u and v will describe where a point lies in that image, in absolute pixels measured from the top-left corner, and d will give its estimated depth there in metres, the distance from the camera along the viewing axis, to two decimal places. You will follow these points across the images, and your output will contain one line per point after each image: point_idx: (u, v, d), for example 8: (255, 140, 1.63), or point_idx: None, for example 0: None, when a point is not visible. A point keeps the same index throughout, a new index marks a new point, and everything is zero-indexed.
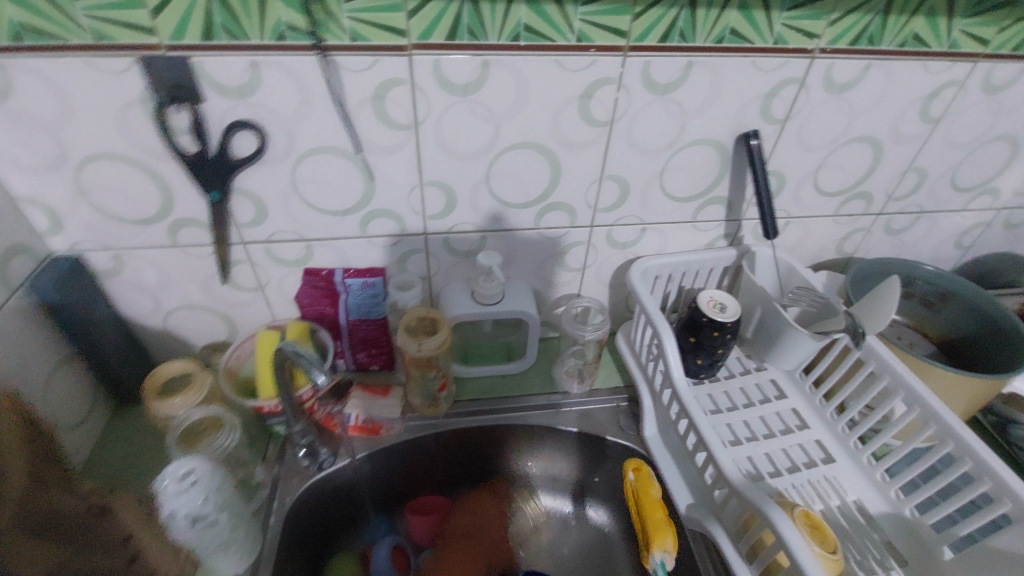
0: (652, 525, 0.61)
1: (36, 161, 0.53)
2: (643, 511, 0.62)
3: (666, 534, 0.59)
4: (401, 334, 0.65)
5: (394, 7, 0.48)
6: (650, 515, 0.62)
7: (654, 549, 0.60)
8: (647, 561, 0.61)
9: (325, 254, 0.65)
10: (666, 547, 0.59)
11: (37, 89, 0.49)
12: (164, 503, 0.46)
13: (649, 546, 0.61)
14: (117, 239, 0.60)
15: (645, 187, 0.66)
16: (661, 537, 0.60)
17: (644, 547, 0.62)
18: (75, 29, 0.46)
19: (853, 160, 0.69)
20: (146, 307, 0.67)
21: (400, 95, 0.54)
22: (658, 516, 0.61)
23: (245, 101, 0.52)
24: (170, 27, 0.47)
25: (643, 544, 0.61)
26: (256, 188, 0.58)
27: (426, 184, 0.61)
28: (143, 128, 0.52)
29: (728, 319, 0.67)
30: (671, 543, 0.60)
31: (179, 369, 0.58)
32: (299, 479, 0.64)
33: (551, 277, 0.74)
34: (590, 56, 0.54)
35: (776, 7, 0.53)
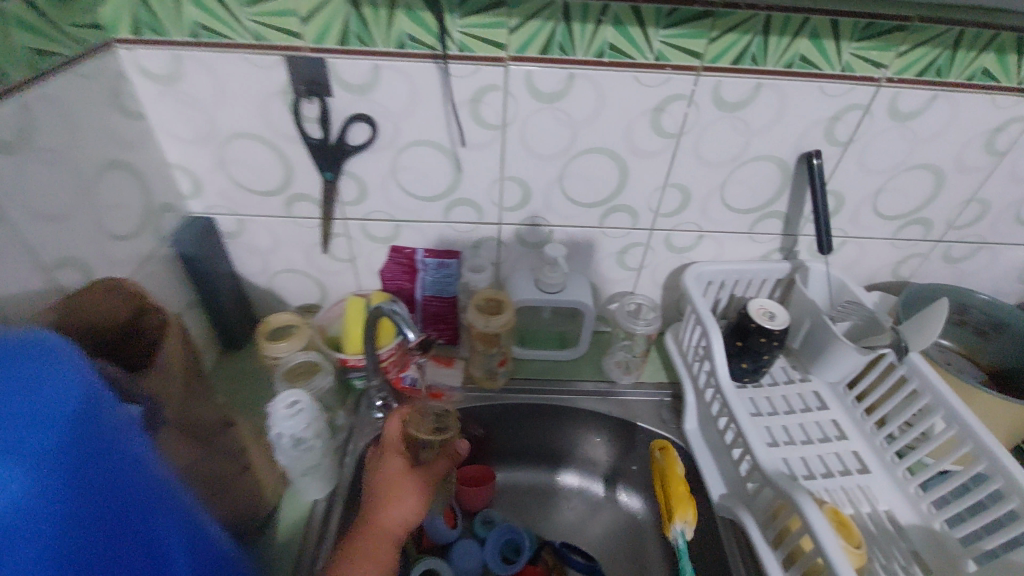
0: (674, 499, 0.65)
1: (192, 136, 0.64)
2: (666, 483, 0.67)
3: (687, 505, 0.64)
4: (471, 310, 0.72)
5: (499, 24, 0.56)
6: (674, 488, 0.66)
7: (676, 518, 0.65)
8: (668, 530, 0.66)
9: (410, 234, 0.74)
10: (686, 518, 0.64)
11: (204, 77, 0.59)
12: (274, 421, 0.57)
13: (670, 517, 0.66)
14: (243, 206, 0.71)
15: (706, 196, 0.71)
16: (682, 508, 0.64)
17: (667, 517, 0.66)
18: (241, 30, 0.56)
19: (914, 186, 0.71)
20: (256, 268, 0.78)
21: (494, 99, 0.61)
22: (681, 490, 0.66)
23: (365, 97, 0.61)
24: (315, 32, 0.56)
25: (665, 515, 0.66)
26: (362, 172, 0.67)
27: (506, 179, 0.69)
28: (279, 114, 0.62)
29: (777, 327, 0.70)
30: (692, 515, 0.65)
31: (284, 320, 0.68)
32: (371, 429, 0.73)
33: (608, 273, 0.80)
34: (666, 74, 0.60)
35: (846, 37, 0.58)
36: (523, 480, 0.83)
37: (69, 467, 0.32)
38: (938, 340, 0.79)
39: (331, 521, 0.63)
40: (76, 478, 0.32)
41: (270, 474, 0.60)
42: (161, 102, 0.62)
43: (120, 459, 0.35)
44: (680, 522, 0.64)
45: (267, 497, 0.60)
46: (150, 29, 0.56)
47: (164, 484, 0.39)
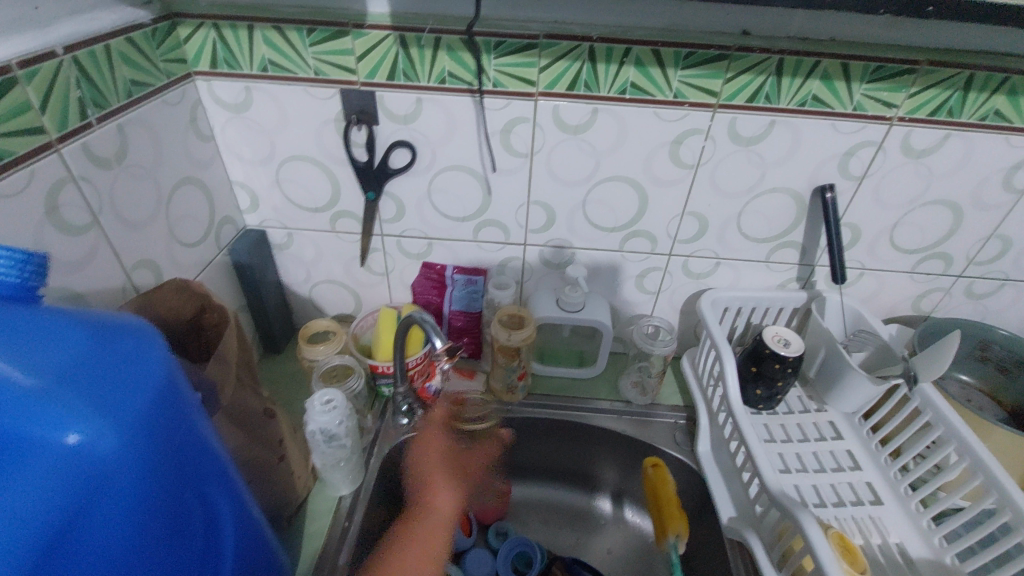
0: (666, 514, 0.69)
1: (254, 157, 0.72)
2: (658, 500, 0.71)
3: (679, 520, 0.68)
4: (495, 324, 0.77)
5: (530, 64, 0.62)
6: (665, 505, 0.70)
7: (668, 532, 0.69)
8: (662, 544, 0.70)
9: (442, 251, 0.80)
10: (678, 532, 0.68)
11: (268, 106, 0.67)
12: (311, 417, 0.60)
13: (664, 531, 0.70)
14: (292, 221, 0.78)
15: (723, 225, 0.74)
16: (674, 522, 0.68)
17: (660, 532, 0.71)
18: (303, 66, 0.64)
19: (931, 221, 0.73)
20: (299, 277, 0.84)
21: (522, 130, 0.67)
22: (671, 506, 0.70)
23: (407, 126, 0.68)
24: (367, 69, 0.63)
25: (658, 529, 0.70)
26: (401, 193, 0.74)
27: (532, 203, 0.74)
28: (331, 139, 0.69)
29: (791, 354, 0.71)
30: (683, 528, 0.69)
31: (323, 326, 0.74)
32: (395, 434, 0.77)
33: (628, 296, 0.83)
34: (684, 110, 0.64)
35: (856, 79, 0.61)
36: (543, 498, 0.86)
37: (150, 435, 0.36)
38: (960, 376, 0.79)
39: (353, 517, 0.67)
40: (160, 447, 0.36)
41: (303, 466, 0.65)
42: (230, 127, 0.70)
43: (189, 432, 0.39)
44: (672, 536, 0.68)
45: (299, 489, 0.64)
46: (225, 64, 0.65)
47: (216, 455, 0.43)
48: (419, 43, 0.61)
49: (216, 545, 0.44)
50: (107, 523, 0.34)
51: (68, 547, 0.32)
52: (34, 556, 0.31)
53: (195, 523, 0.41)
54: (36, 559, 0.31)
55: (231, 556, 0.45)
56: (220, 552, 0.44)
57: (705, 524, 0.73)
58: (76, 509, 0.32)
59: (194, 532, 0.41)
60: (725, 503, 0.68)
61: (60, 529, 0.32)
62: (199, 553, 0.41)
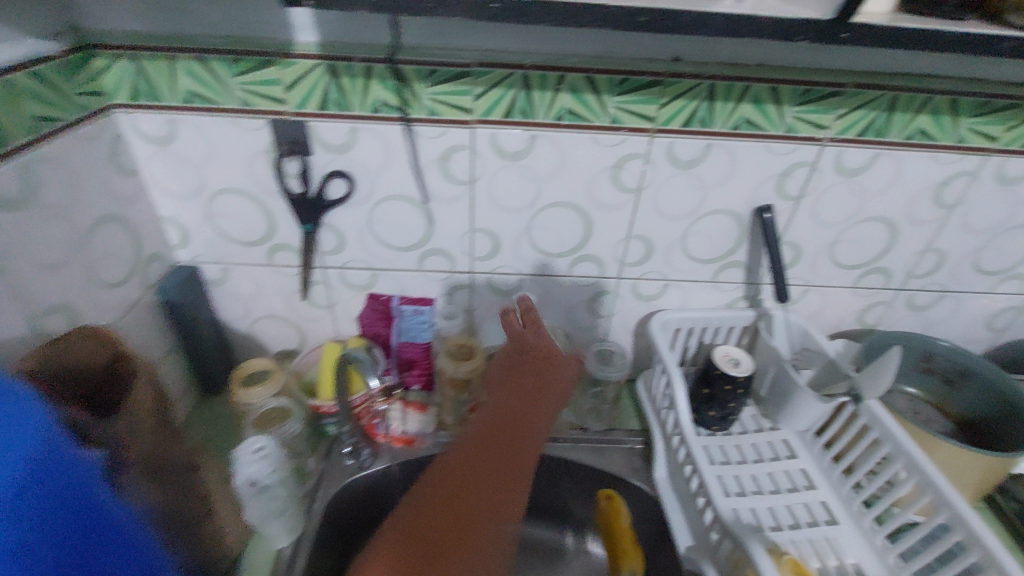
0: (621, 550, 0.67)
1: (182, 191, 0.69)
2: (613, 535, 0.69)
3: (633, 556, 0.66)
4: (443, 356, 0.76)
5: (465, 91, 0.61)
6: (620, 541, 0.68)
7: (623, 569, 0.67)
8: None
9: (387, 282, 0.77)
10: (633, 569, 0.66)
11: (194, 138, 0.65)
12: (240, 467, 0.57)
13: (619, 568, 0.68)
14: (227, 255, 0.75)
15: (669, 247, 0.74)
16: (629, 559, 0.66)
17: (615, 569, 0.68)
18: (230, 97, 0.62)
19: (869, 238, 0.74)
20: (238, 313, 0.81)
21: (461, 158, 0.66)
22: (626, 541, 0.68)
23: (342, 156, 0.65)
24: (297, 98, 0.61)
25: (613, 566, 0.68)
26: (340, 224, 0.71)
27: (477, 231, 0.72)
28: (264, 171, 0.67)
29: (741, 374, 0.72)
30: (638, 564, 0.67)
31: (261, 366, 0.71)
32: (341, 476, 0.73)
33: (580, 320, 0.82)
34: (622, 135, 0.64)
35: (787, 101, 0.62)
36: None
37: (28, 504, 0.33)
38: (907, 388, 0.80)
39: (293, 568, 0.63)
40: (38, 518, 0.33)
41: (234, 520, 0.61)
42: (155, 160, 0.67)
43: (84, 498, 0.36)
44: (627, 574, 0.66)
45: (229, 544, 0.60)
46: (147, 96, 0.62)
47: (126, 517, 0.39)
48: (349, 72, 0.60)
49: None
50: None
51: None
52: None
53: None
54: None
55: None
56: None
57: (665, 554, 0.71)
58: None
59: None
60: (682, 533, 0.66)
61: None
62: None
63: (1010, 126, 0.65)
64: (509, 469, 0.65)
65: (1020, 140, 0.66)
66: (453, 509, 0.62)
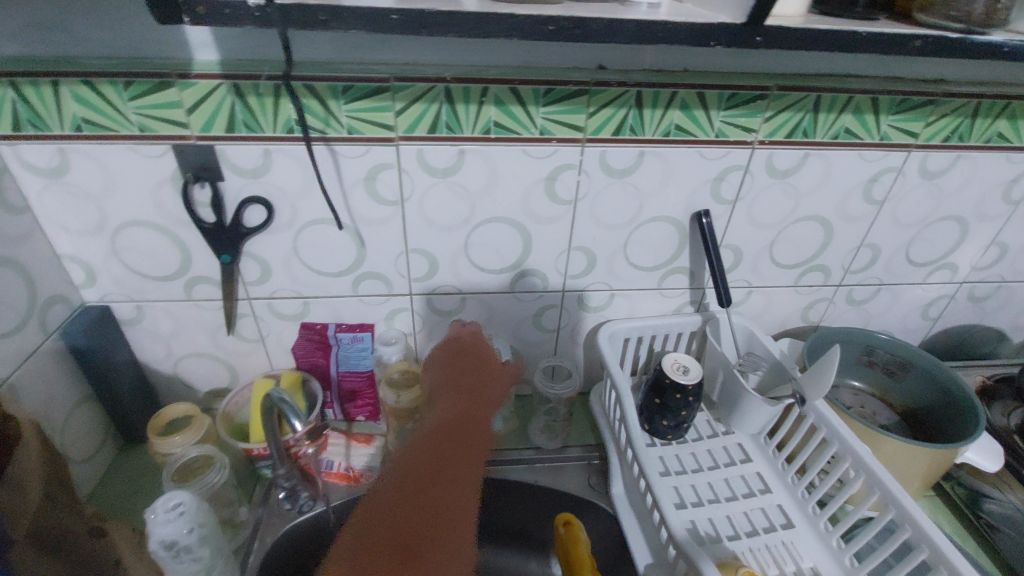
0: None
1: (82, 226, 0.63)
2: (571, 565, 0.65)
3: None
4: (383, 385, 0.72)
5: (384, 108, 0.58)
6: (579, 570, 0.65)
7: None
8: None
9: (321, 310, 0.73)
10: None
11: (90, 168, 0.59)
12: (153, 529, 0.51)
13: None
14: (141, 292, 0.69)
15: (611, 257, 0.73)
16: None
17: None
18: (125, 122, 0.57)
19: (806, 237, 0.75)
20: (159, 353, 0.74)
21: (388, 177, 0.63)
22: (586, 570, 0.65)
23: (258, 180, 0.61)
24: (201, 121, 0.57)
25: None
26: (263, 252, 0.67)
27: (411, 251, 0.69)
28: (172, 200, 0.62)
29: (690, 382, 0.70)
30: None
31: (180, 412, 0.65)
32: (280, 521, 0.68)
33: (528, 336, 0.80)
34: (553, 146, 0.62)
35: (714, 106, 0.62)
36: None
37: None
38: (853, 382, 0.80)
39: None
40: None
41: None
42: (47, 194, 0.60)
43: None
44: None
45: None
46: (31, 124, 0.56)
47: None
48: (256, 91, 0.56)
49: None
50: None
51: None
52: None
53: None
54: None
55: None
56: None
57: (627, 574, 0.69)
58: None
59: None
60: (641, 550, 0.64)
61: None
62: None
63: (928, 122, 0.67)
64: (466, 463, 0.59)
65: (938, 135, 0.68)
66: (418, 508, 0.53)
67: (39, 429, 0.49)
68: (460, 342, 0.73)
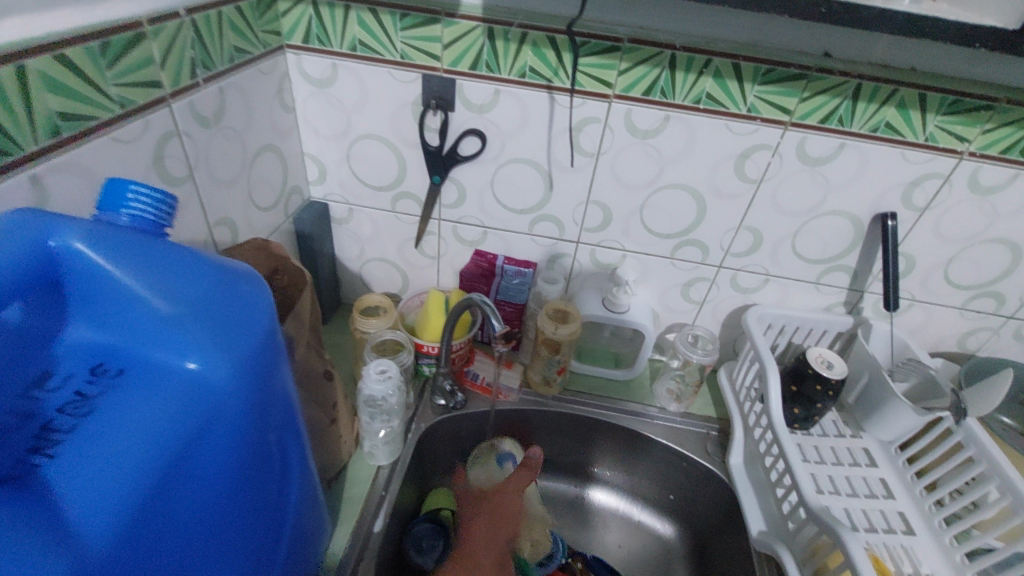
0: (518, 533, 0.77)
1: (329, 132, 0.75)
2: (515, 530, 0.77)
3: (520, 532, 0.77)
4: (542, 316, 0.78)
5: (610, 66, 0.63)
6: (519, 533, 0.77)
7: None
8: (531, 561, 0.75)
9: (496, 241, 0.82)
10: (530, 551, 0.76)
11: (350, 83, 0.70)
12: (367, 385, 0.63)
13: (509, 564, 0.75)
14: (357, 197, 0.81)
15: (776, 244, 0.75)
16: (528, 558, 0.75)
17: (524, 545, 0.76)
18: (391, 48, 0.66)
19: (988, 259, 0.73)
20: (355, 253, 0.88)
21: (593, 130, 0.68)
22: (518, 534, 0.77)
23: (482, 115, 0.69)
24: (452, 57, 0.65)
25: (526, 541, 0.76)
26: (464, 180, 0.76)
27: (591, 203, 0.75)
28: (406, 122, 0.72)
29: (835, 376, 0.72)
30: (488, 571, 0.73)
31: (376, 302, 0.77)
32: (432, 414, 0.79)
33: (673, 304, 0.85)
34: (756, 125, 0.65)
35: (932, 109, 0.61)
36: (555, 491, 0.87)
37: (258, 378, 0.35)
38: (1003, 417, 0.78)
39: (390, 487, 0.69)
40: (267, 395, 0.37)
41: (348, 434, 0.68)
42: (311, 101, 0.72)
43: (273, 387, 0.38)
44: None
45: (342, 454, 0.67)
46: (317, 40, 0.67)
47: (288, 406, 0.41)
48: (505, 36, 0.62)
49: (285, 495, 0.44)
50: (212, 463, 0.35)
51: (174, 481, 0.33)
52: (148, 487, 0.32)
53: (275, 473, 0.41)
54: (148, 488, 0.31)
55: (295, 503, 0.46)
56: (289, 501, 0.45)
57: (730, 535, 0.74)
58: (183, 445, 0.33)
59: (273, 482, 0.41)
60: (755, 517, 0.68)
61: (168, 464, 0.33)
62: (272, 505, 0.42)
63: None
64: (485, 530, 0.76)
65: None
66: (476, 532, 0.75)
67: (313, 282, 0.61)
68: (565, 420, 0.84)
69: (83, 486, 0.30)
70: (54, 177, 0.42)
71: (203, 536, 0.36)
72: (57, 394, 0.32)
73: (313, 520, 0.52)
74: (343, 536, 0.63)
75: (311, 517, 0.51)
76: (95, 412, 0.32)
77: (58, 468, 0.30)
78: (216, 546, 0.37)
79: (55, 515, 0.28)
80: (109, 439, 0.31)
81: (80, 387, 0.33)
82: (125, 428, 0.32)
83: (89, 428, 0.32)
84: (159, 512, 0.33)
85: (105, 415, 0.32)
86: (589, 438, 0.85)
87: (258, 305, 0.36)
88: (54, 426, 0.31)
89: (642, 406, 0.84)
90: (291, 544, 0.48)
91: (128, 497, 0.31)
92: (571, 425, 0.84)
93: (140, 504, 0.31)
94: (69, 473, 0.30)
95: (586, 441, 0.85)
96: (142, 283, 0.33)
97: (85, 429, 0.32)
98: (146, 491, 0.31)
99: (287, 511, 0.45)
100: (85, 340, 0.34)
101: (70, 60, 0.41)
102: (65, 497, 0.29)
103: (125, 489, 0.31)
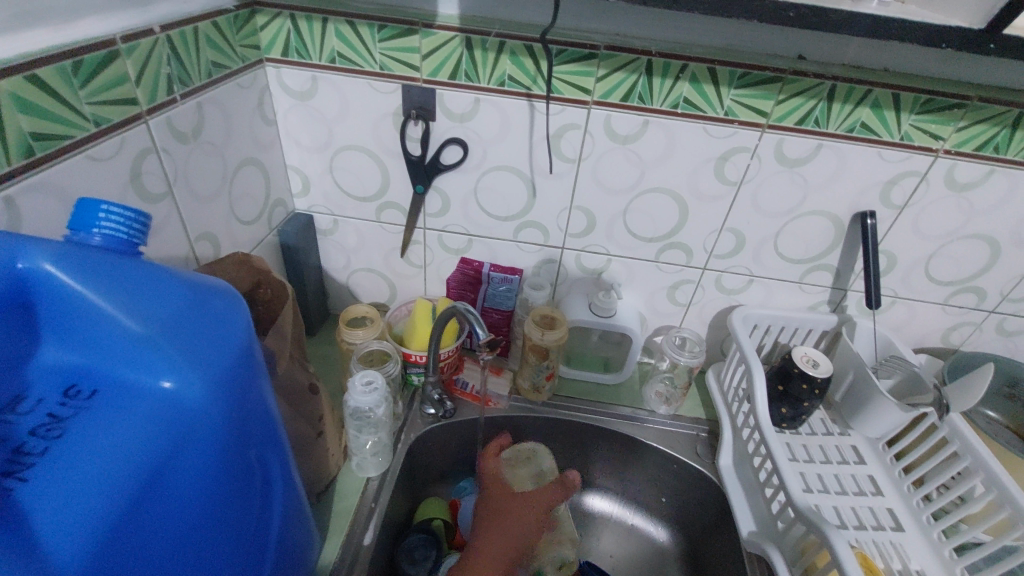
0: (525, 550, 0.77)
1: (310, 144, 0.75)
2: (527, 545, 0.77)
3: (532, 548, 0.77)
4: (529, 323, 0.78)
5: (588, 73, 0.64)
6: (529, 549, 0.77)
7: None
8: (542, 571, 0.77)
9: (481, 249, 0.82)
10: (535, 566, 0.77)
11: (330, 95, 0.70)
12: (353, 397, 0.63)
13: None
14: (341, 208, 0.81)
15: (759, 244, 0.76)
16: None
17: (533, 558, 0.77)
18: (370, 59, 0.66)
19: (967, 255, 0.74)
20: (341, 264, 0.88)
21: (573, 136, 0.69)
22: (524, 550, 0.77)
23: (463, 124, 0.70)
24: (431, 67, 0.65)
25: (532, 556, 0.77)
26: (448, 190, 0.76)
27: (575, 208, 0.76)
28: (388, 133, 0.72)
29: (820, 375, 0.72)
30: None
31: (362, 312, 0.77)
32: (422, 423, 0.79)
33: (660, 307, 0.85)
34: (733, 127, 0.66)
35: (906, 109, 0.62)
36: None
37: (235, 394, 0.35)
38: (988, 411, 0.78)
39: (380, 498, 0.69)
40: (245, 411, 0.37)
41: (336, 446, 0.68)
42: (292, 114, 0.72)
43: (253, 403, 0.37)
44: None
45: (330, 466, 0.67)
46: (296, 53, 0.67)
47: (268, 421, 0.40)
48: (483, 46, 0.63)
49: (268, 513, 0.43)
50: (190, 483, 0.34)
51: (150, 500, 0.33)
52: (121, 508, 0.31)
53: (257, 491, 0.40)
54: (121, 508, 0.31)
55: (279, 519, 0.46)
56: (272, 518, 0.44)
57: (722, 537, 0.74)
58: (158, 464, 0.33)
59: (256, 500, 0.41)
60: (745, 518, 0.68)
61: (143, 483, 0.32)
62: (256, 522, 0.41)
63: None
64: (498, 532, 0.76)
65: None
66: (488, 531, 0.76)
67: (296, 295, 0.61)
68: (556, 426, 0.84)
69: (54, 509, 0.29)
70: (27, 197, 0.41)
71: (183, 557, 0.35)
72: (28, 416, 0.32)
73: (300, 534, 0.52)
74: (332, 549, 0.63)
75: (298, 531, 0.51)
76: (68, 433, 0.32)
77: (29, 491, 0.30)
78: (197, 567, 0.36)
79: (25, 539, 0.28)
80: (82, 460, 0.31)
81: (53, 409, 0.33)
82: (98, 448, 0.32)
83: (62, 450, 0.31)
84: (135, 533, 0.32)
85: (78, 436, 0.32)
86: (582, 443, 0.85)
87: (233, 321, 0.36)
88: (25, 448, 0.31)
89: (633, 409, 0.84)
90: (277, 560, 0.47)
91: (100, 519, 0.30)
92: (563, 430, 0.84)
93: (113, 525, 0.31)
94: (40, 497, 0.30)
95: (579, 446, 0.85)
96: (115, 302, 0.33)
97: (57, 451, 0.31)
98: (120, 512, 0.31)
99: (270, 528, 0.44)
100: (58, 360, 0.34)
101: (42, 81, 0.41)
102: (37, 520, 0.29)
103: (98, 509, 0.30)
